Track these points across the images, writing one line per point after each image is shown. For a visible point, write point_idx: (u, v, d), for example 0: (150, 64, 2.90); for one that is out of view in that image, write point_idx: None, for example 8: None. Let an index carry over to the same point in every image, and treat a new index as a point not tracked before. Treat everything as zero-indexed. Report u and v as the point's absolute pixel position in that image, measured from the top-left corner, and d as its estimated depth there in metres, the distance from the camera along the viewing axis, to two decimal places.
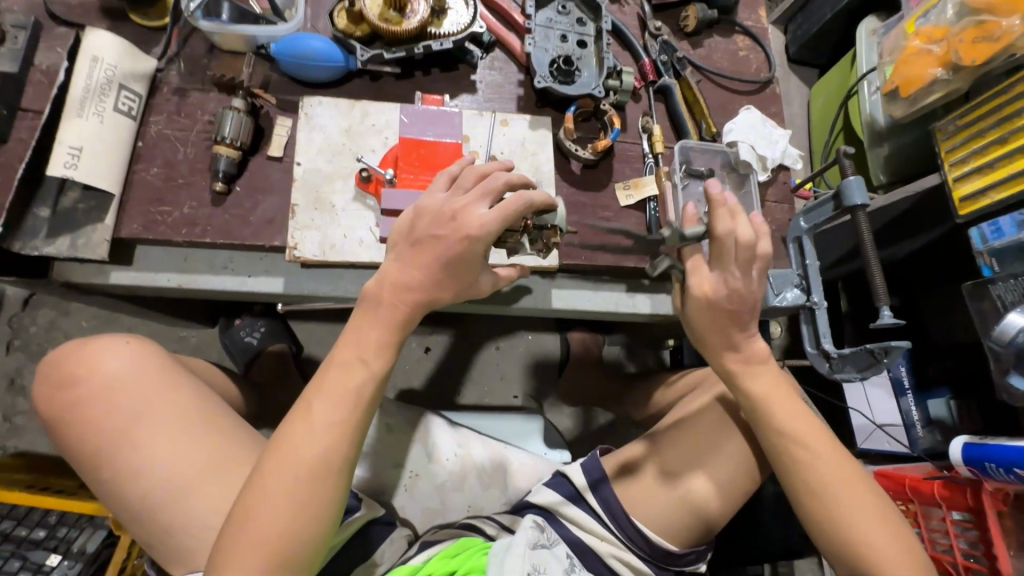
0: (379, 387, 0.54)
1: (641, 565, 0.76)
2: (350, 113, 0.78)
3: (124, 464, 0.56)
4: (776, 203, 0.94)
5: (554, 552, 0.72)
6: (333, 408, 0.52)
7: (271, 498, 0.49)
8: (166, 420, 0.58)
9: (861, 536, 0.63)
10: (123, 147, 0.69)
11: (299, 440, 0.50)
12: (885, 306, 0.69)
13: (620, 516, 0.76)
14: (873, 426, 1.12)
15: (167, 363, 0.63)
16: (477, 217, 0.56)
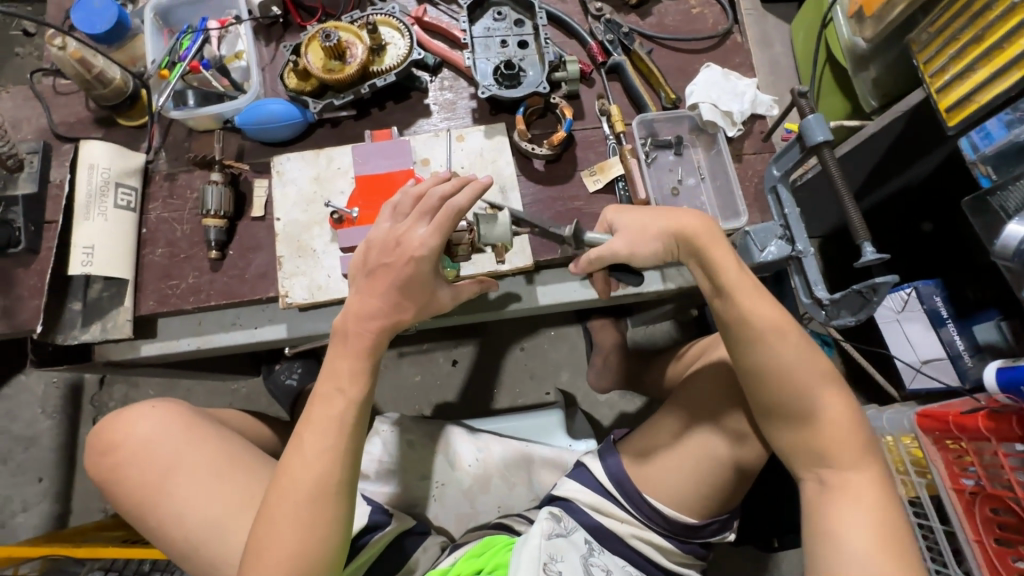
0: (360, 412, 0.60)
1: (663, 542, 0.77)
2: (316, 162, 0.84)
3: (171, 514, 0.65)
4: (754, 154, 0.91)
5: (571, 540, 0.74)
6: (322, 436, 0.58)
7: (279, 525, 0.55)
8: (197, 471, 0.67)
9: (815, 434, 0.67)
10: (129, 236, 0.79)
11: (296, 469, 0.57)
12: (866, 241, 0.66)
13: (636, 497, 0.77)
14: (918, 365, 1.04)
15: (194, 419, 0.71)
16: (417, 239, 0.59)
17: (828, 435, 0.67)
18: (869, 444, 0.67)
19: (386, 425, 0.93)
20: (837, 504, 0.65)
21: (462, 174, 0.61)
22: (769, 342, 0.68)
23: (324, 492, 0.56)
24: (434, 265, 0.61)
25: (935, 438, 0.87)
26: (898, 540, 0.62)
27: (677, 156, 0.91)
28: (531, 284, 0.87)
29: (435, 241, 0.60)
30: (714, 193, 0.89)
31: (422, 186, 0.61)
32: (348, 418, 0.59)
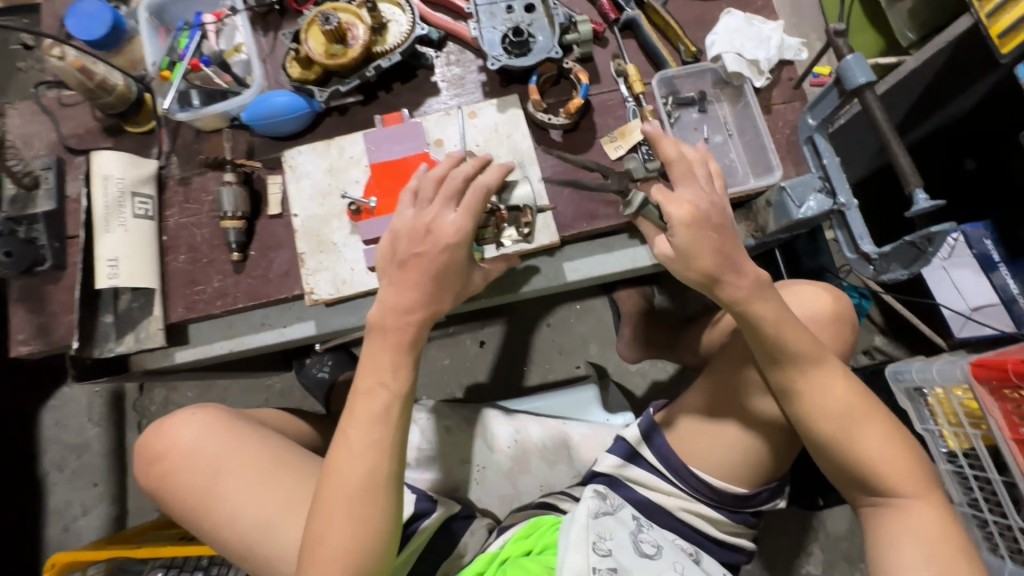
0: (404, 405, 0.57)
1: (712, 512, 0.76)
2: (327, 153, 0.82)
3: (223, 514, 0.66)
4: (785, 103, 0.85)
5: (619, 518, 0.73)
6: (368, 432, 0.55)
7: (331, 521, 0.54)
8: (244, 471, 0.67)
9: (872, 466, 0.67)
10: (151, 245, 0.79)
11: (343, 465, 0.54)
12: (918, 188, 0.61)
13: (682, 470, 0.76)
14: (967, 314, 0.98)
15: (236, 423, 0.71)
16: (449, 224, 0.57)
17: (881, 464, 0.67)
18: (921, 467, 0.68)
19: (422, 413, 0.93)
20: (902, 535, 0.66)
21: (479, 153, 0.59)
22: (816, 378, 0.67)
23: (374, 487, 0.54)
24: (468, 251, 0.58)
25: (992, 389, 0.82)
26: (968, 562, 0.63)
27: (701, 113, 0.86)
28: (557, 260, 0.84)
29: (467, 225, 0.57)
30: (744, 149, 0.85)
31: (440, 168, 0.59)
32: (394, 410, 0.56)
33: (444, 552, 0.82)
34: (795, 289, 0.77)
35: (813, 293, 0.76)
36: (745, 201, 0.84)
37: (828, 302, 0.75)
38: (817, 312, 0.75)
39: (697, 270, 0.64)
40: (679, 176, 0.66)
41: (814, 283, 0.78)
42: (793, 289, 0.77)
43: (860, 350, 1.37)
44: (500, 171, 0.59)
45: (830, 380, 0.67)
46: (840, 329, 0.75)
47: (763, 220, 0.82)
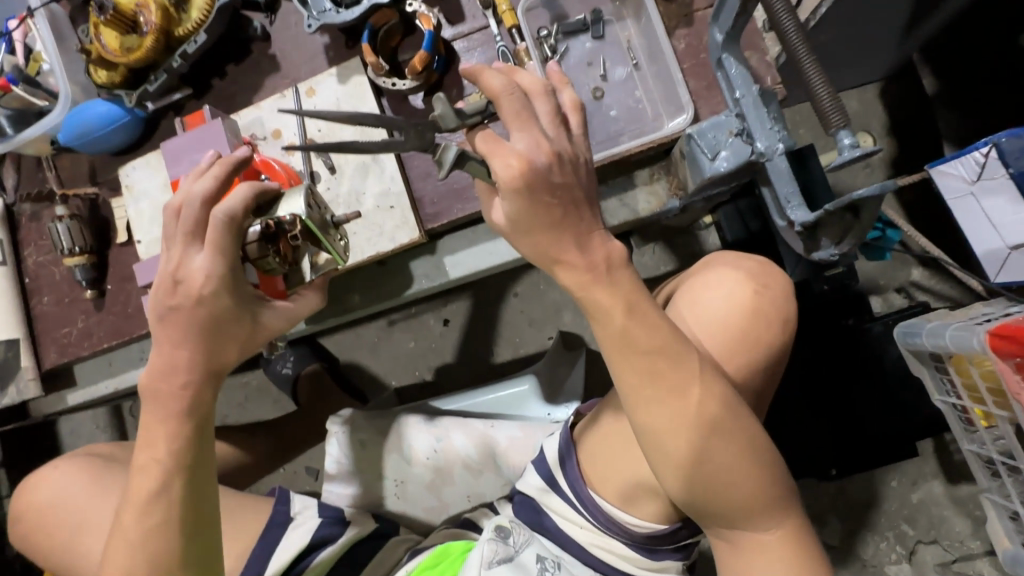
0: (186, 479, 0.53)
1: (626, 550, 0.64)
2: (162, 164, 0.72)
3: (81, 572, 0.63)
4: (708, 7, 0.62)
5: (519, 563, 0.64)
6: (144, 519, 0.52)
7: None
8: (92, 527, 0.63)
9: (724, 488, 0.52)
10: (8, 292, 0.75)
11: (126, 553, 0.52)
12: (839, 128, 0.44)
13: (590, 504, 0.64)
14: (1008, 249, 0.74)
15: (92, 469, 0.67)
16: (196, 272, 0.51)
17: (739, 487, 0.52)
18: (783, 489, 0.54)
19: (338, 427, 0.86)
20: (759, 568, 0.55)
21: (219, 160, 0.52)
22: (667, 376, 0.50)
23: (161, 575, 0.52)
24: (231, 292, 0.52)
25: (1018, 366, 0.60)
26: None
27: (595, 40, 0.65)
28: (436, 254, 0.71)
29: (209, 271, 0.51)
30: (654, 81, 0.64)
31: (180, 195, 0.52)
32: (173, 486, 0.53)
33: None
34: (708, 276, 0.63)
35: (731, 281, 0.62)
36: (663, 150, 0.65)
37: (746, 295, 0.61)
38: (731, 309, 0.60)
39: (537, 246, 0.49)
40: (511, 117, 0.47)
41: (735, 267, 0.63)
42: (710, 277, 0.63)
43: (892, 289, 1.12)
44: (248, 199, 0.51)
45: (679, 393, 0.50)
46: (763, 327, 0.61)
47: (683, 175, 0.63)
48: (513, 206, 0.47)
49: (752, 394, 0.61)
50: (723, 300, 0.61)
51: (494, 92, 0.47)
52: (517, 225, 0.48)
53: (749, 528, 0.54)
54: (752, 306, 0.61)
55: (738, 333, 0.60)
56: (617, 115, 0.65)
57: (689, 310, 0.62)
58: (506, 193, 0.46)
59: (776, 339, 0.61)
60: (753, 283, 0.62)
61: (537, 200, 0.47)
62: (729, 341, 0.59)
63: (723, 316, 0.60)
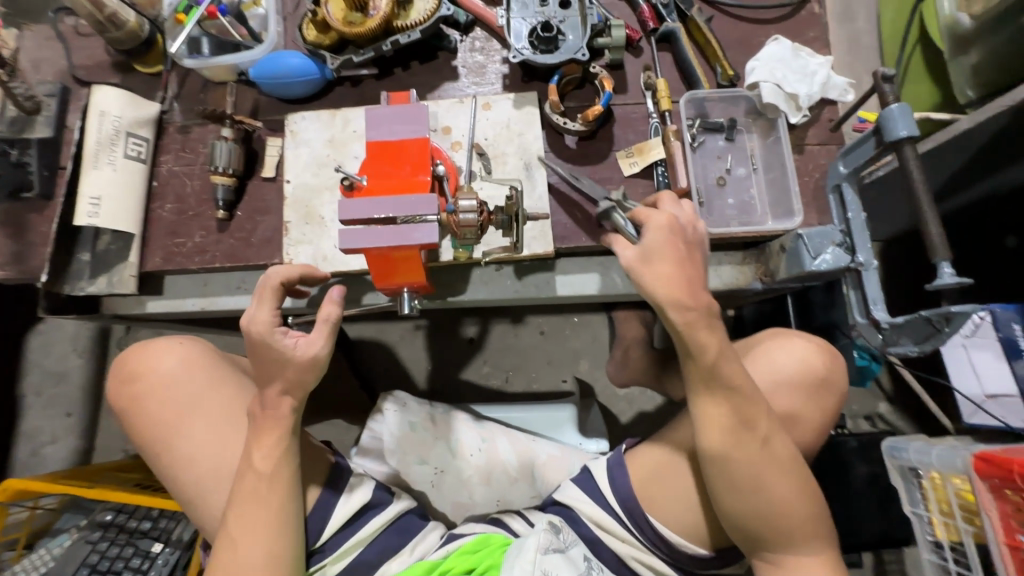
0: (278, 480, 0.61)
1: (665, 567, 0.74)
2: (332, 123, 0.79)
3: (173, 456, 0.65)
4: (819, 146, 0.80)
5: (568, 556, 0.70)
6: (255, 499, 0.60)
7: (243, 525, 0.60)
8: (205, 417, 0.65)
9: (775, 514, 0.64)
10: (138, 189, 0.77)
11: (238, 550, 0.60)
12: (944, 261, 0.56)
13: (642, 523, 0.72)
14: (981, 398, 0.91)
15: (210, 363, 0.69)
16: (262, 325, 0.60)
17: (787, 514, 0.64)
18: (823, 524, 0.66)
19: (389, 406, 0.89)
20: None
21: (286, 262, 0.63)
22: (744, 411, 0.63)
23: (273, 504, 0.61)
24: (289, 345, 0.61)
25: (993, 486, 0.76)
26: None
27: (727, 141, 0.81)
28: (550, 271, 0.80)
29: (266, 318, 0.61)
30: (767, 186, 0.80)
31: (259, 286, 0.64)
32: (277, 479, 0.61)
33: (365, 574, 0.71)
34: (783, 340, 0.76)
35: (803, 346, 0.75)
36: (758, 241, 0.79)
37: (817, 359, 0.74)
38: (797, 370, 0.73)
39: (662, 272, 0.61)
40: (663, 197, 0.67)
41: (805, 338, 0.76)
42: (782, 339, 0.75)
43: (863, 415, 1.30)
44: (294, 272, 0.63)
45: (755, 428, 0.64)
46: (822, 391, 0.74)
47: (774, 265, 0.76)
48: (654, 236, 0.62)
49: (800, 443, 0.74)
50: (794, 360, 0.73)
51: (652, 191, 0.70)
52: (646, 254, 0.62)
53: (785, 555, 0.66)
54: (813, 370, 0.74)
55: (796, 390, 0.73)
56: (732, 203, 0.79)
57: (760, 366, 0.74)
58: (654, 219, 0.63)
59: (828, 402, 0.74)
60: (818, 352, 0.75)
61: (675, 236, 0.63)
62: (789, 398, 0.72)
63: (789, 376, 0.73)
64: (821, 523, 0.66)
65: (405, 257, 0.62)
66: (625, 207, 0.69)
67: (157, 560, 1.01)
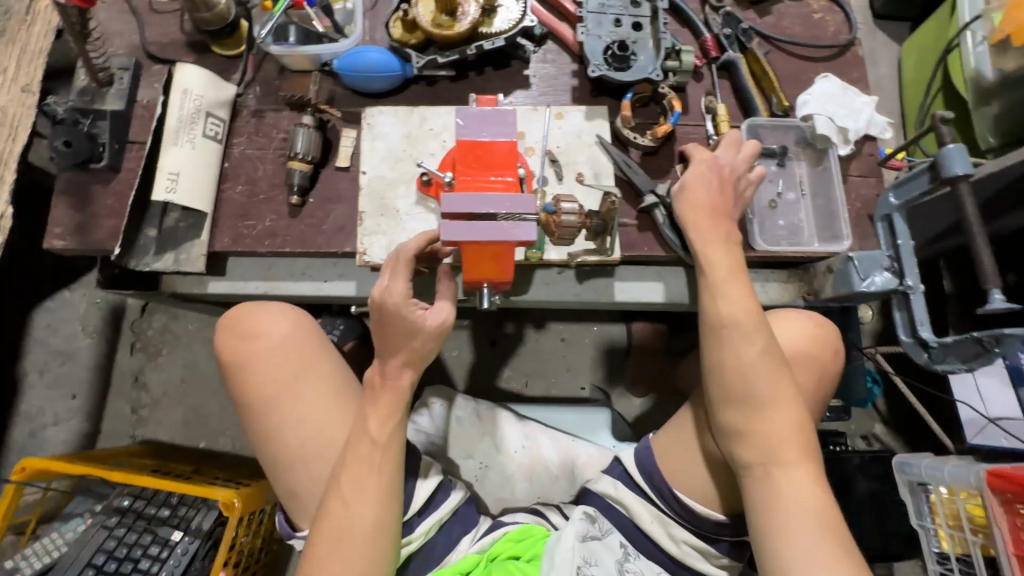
0: (388, 450, 0.66)
1: (687, 536, 0.73)
2: (409, 119, 0.81)
3: (285, 416, 0.73)
4: (860, 177, 0.86)
5: (606, 543, 0.73)
6: (366, 466, 0.65)
7: (352, 487, 0.64)
8: (316, 385, 0.74)
9: (766, 430, 0.65)
10: (213, 168, 0.77)
11: (348, 513, 0.63)
12: (995, 288, 0.62)
13: (660, 485, 0.74)
14: (986, 420, 0.98)
15: (323, 342, 0.78)
16: (394, 295, 0.65)
17: (776, 432, 0.65)
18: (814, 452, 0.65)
19: (436, 399, 0.93)
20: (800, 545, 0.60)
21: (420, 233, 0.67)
22: (739, 321, 0.67)
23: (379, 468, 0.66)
24: (417, 318, 0.66)
25: (1004, 499, 0.83)
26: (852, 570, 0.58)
27: (780, 166, 0.86)
28: (609, 277, 0.84)
29: (400, 289, 0.65)
30: (814, 211, 0.85)
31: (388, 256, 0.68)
32: (389, 448, 0.67)
33: (429, 565, 0.74)
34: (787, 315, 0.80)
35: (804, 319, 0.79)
36: (804, 261, 0.84)
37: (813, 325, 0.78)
38: (800, 341, 0.77)
39: (691, 202, 0.72)
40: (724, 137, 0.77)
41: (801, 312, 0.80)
42: (782, 314, 0.79)
43: None
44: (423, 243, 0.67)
45: (751, 336, 0.67)
46: (819, 358, 0.77)
47: (819, 284, 0.82)
48: (691, 174, 0.74)
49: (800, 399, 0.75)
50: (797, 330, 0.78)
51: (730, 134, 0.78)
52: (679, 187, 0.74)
53: (789, 501, 0.62)
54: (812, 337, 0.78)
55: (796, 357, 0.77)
56: (782, 225, 0.85)
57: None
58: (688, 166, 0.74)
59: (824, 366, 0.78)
60: (813, 324, 0.79)
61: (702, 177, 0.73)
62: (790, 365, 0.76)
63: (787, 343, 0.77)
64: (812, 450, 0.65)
65: (499, 254, 0.65)
66: (663, 212, 0.79)
67: (176, 548, 0.98)
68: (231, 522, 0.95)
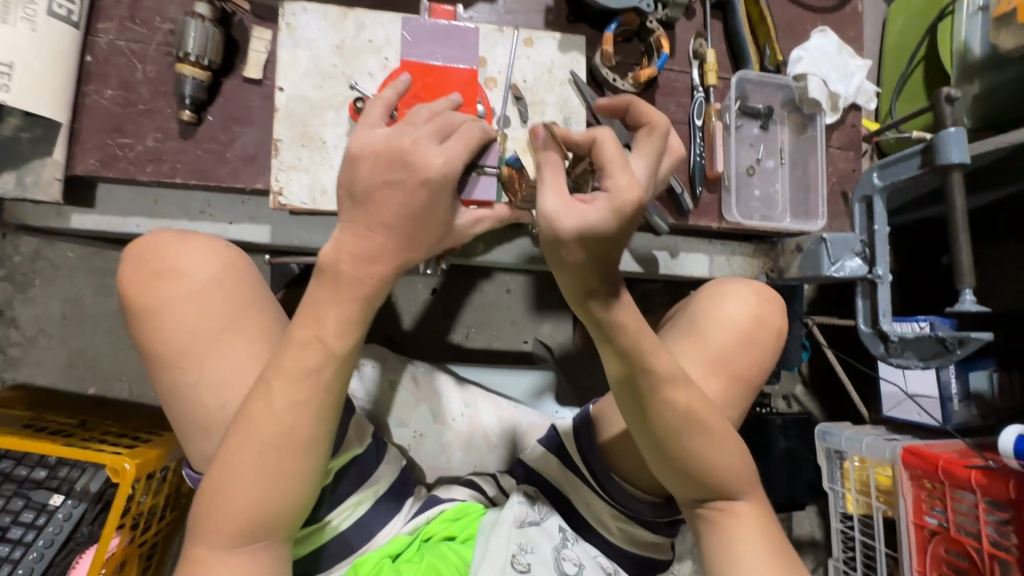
0: (340, 366, 0.48)
1: (622, 517, 0.70)
2: (342, 25, 0.64)
3: (201, 379, 0.53)
4: (840, 149, 0.81)
5: (545, 528, 0.68)
6: (290, 382, 0.47)
7: (269, 399, 0.47)
8: (243, 336, 0.54)
9: (709, 462, 0.58)
10: (68, 61, 0.57)
11: (259, 426, 0.47)
12: (967, 288, 0.63)
13: (598, 472, 0.70)
14: (904, 395, 1.01)
15: (262, 288, 0.59)
16: (434, 156, 0.45)
17: (733, 454, 0.59)
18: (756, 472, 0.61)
19: (367, 360, 0.83)
20: (746, 553, 0.59)
21: (399, 84, 0.50)
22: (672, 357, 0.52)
23: (314, 375, 0.48)
24: (451, 193, 0.46)
25: (913, 474, 0.88)
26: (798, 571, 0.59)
27: (764, 129, 0.79)
28: None
29: (433, 149, 0.45)
30: (791, 183, 0.79)
31: (375, 108, 0.48)
32: (327, 372, 0.48)
33: (349, 552, 0.65)
34: (727, 286, 0.71)
35: (750, 294, 0.71)
36: (772, 236, 0.80)
37: (758, 305, 0.70)
38: (742, 318, 0.69)
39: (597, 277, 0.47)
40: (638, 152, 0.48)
41: (748, 282, 0.72)
42: (723, 285, 0.71)
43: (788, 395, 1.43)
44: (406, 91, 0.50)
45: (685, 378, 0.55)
46: (759, 340, 0.69)
47: (785, 262, 0.78)
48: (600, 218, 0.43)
49: (750, 388, 0.69)
50: (740, 309, 0.69)
51: (654, 122, 0.49)
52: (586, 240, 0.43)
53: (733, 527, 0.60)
54: (760, 320, 0.70)
55: (747, 340, 0.68)
56: (758, 195, 0.78)
57: (703, 312, 0.69)
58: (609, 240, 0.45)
59: (772, 351, 0.70)
60: (761, 298, 0.71)
61: (602, 253, 0.45)
62: (732, 343, 0.68)
63: (730, 321, 0.68)
64: (751, 468, 0.61)
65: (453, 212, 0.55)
66: None
67: (56, 514, 0.85)
68: (122, 488, 0.83)
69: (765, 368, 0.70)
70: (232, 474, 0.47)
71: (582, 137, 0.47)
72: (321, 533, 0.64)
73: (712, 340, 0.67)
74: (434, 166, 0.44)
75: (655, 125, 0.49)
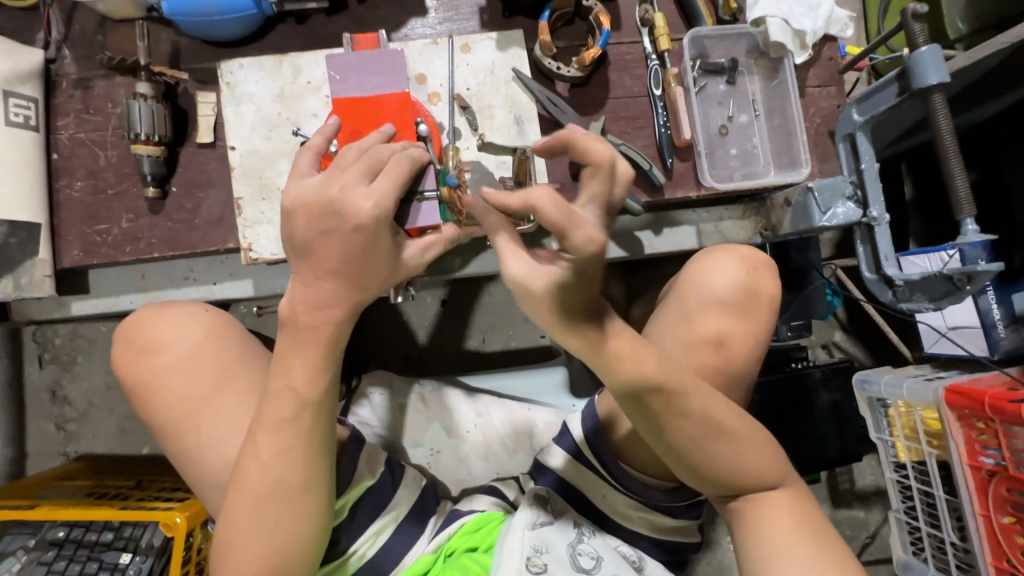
0: (318, 411, 0.50)
1: (641, 507, 0.69)
2: (278, 72, 0.65)
3: (198, 441, 0.55)
4: (819, 87, 0.75)
5: (560, 526, 0.67)
6: (275, 434, 0.49)
7: (258, 453, 0.49)
8: (229, 392, 0.56)
9: (722, 450, 0.55)
10: (35, 164, 0.61)
11: (252, 480, 0.49)
12: (970, 217, 0.60)
13: (610, 465, 0.69)
14: (942, 331, 0.94)
15: (244, 340, 0.61)
16: (362, 196, 0.45)
17: (743, 435, 0.56)
18: (773, 450, 0.58)
19: (375, 388, 0.86)
20: (765, 534, 0.56)
21: (326, 128, 0.50)
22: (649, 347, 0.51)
23: (294, 423, 0.49)
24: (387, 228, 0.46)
25: (961, 414, 0.83)
26: (836, 558, 0.54)
27: (730, 83, 0.75)
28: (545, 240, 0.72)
29: (361, 189, 0.45)
30: (769, 134, 0.75)
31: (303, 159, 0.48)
32: (308, 417, 0.50)
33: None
34: (712, 259, 0.68)
35: (736, 263, 0.67)
36: (759, 193, 0.76)
37: (747, 273, 0.67)
38: (732, 289, 0.66)
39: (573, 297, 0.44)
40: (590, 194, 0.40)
41: (733, 251, 0.69)
42: (709, 258, 0.68)
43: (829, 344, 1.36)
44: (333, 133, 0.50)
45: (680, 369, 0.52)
46: (754, 309, 0.66)
47: (776, 219, 0.74)
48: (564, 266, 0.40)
49: (753, 361, 0.66)
50: (729, 281, 0.66)
51: (597, 160, 0.40)
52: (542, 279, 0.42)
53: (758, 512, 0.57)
54: (751, 288, 0.67)
55: (741, 312, 0.66)
56: (735, 154, 0.75)
57: (689, 291, 0.67)
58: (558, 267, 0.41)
59: (768, 318, 0.67)
60: (750, 266, 0.68)
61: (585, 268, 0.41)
62: (724, 318, 0.65)
63: (721, 294, 0.66)
64: (764, 446, 0.58)
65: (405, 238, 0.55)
66: None
67: (128, 570, 0.91)
68: (177, 541, 0.89)
69: (766, 337, 0.68)
70: (238, 528, 0.49)
71: (513, 206, 0.40)
72: (346, 564, 0.66)
73: (706, 319, 0.65)
74: (364, 209, 0.45)
75: (596, 165, 0.40)
